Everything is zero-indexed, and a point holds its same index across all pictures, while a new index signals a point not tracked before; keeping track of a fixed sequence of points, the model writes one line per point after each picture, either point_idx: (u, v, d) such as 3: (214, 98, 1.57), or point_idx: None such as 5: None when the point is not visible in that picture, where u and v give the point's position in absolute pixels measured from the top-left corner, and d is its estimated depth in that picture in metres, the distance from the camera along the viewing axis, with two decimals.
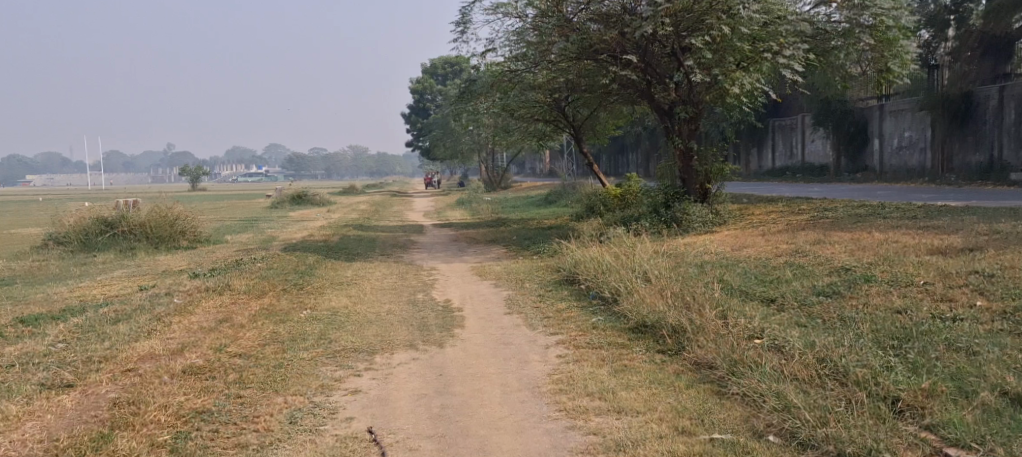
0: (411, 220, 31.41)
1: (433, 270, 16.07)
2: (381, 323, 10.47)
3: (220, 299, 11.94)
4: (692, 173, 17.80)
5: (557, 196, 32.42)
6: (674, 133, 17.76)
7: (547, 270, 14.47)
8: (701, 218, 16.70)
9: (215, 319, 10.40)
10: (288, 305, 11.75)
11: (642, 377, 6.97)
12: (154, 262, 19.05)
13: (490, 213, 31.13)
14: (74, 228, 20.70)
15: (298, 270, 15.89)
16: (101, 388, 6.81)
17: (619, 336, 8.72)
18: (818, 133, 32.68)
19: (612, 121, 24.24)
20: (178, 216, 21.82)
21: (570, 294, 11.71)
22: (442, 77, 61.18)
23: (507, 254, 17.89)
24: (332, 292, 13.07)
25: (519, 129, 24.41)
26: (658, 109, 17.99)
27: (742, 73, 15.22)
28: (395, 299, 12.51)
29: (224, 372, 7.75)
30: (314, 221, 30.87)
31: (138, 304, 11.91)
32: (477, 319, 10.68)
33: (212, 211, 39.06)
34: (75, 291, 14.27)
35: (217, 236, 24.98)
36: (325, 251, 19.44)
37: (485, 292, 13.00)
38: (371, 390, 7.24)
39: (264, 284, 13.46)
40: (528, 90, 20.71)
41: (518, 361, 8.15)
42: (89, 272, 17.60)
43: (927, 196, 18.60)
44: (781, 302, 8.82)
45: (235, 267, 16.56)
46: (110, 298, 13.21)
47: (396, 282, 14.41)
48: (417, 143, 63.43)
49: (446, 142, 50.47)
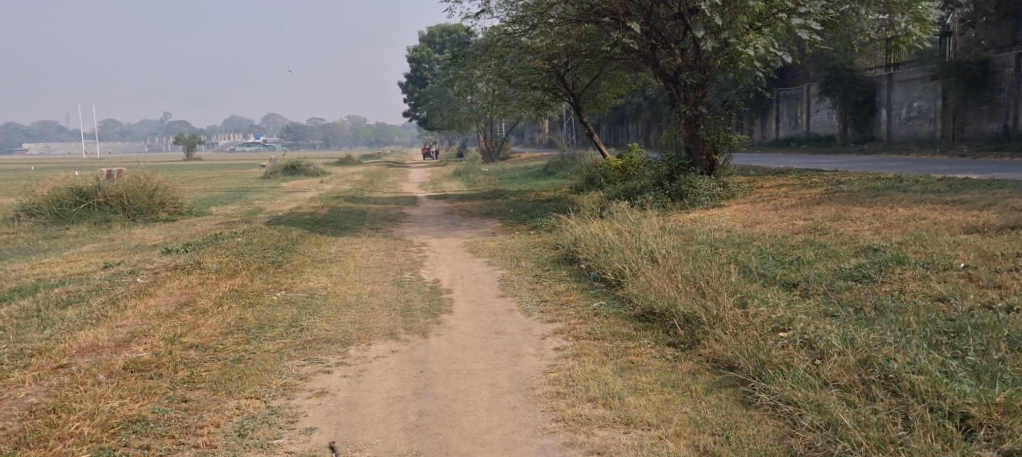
0: (405, 191, 30.38)
1: (423, 246, 15.11)
2: (361, 307, 9.54)
3: (186, 279, 10.99)
4: (698, 143, 16.79)
5: (556, 168, 31.43)
6: (679, 100, 16.80)
7: (544, 247, 13.50)
8: (708, 191, 15.70)
9: (177, 303, 9.46)
10: (261, 286, 10.80)
11: (653, 377, 6.02)
12: (128, 235, 18.14)
13: (487, 184, 30.17)
14: (47, 200, 19.71)
15: (279, 245, 14.97)
16: (21, 391, 6.14)
17: (624, 325, 7.76)
18: (824, 103, 31.58)
19: (613, 89, 23.18)
20: (157, 186, 20.81)
21: (569, 275, 10.76)
22: (439, 45, 60.00)
23: (502, 229, 16.89)
24: (311, 271, 12.16)
25: (515, 97, 23.38)
26: (663, 75, 16.97)
27: (756, 35, 14.09)
28: (379, 279, 11.56)
29: (174, 369, 6.89)
30: (304, 193, 29.85)
31: (97, 285, 10.95)
32: (466, 303, 9.71)
33: (202, 181, 38.09)
34: (37, 269, 13.36)
35: (200, 208, 23.97)
36: (310, 224, 18.48)
37: (476, 271, 12.03)
38: (340, 392, 6.34)
39: (238, 261, 12.50)
40: (526, 54, 19.64)
41: (511, 355, 7.19)
42: (58, 246, 16.69)
43: (945, 169, 17.61)
44: (804, 287, 7.85)
45: (212, 242, 15.58)
46: (70, 277, 12.25)
47: (382, 260, 13.44)
48: (414, 113, 62.38)
49: (444, 111, 49.43)
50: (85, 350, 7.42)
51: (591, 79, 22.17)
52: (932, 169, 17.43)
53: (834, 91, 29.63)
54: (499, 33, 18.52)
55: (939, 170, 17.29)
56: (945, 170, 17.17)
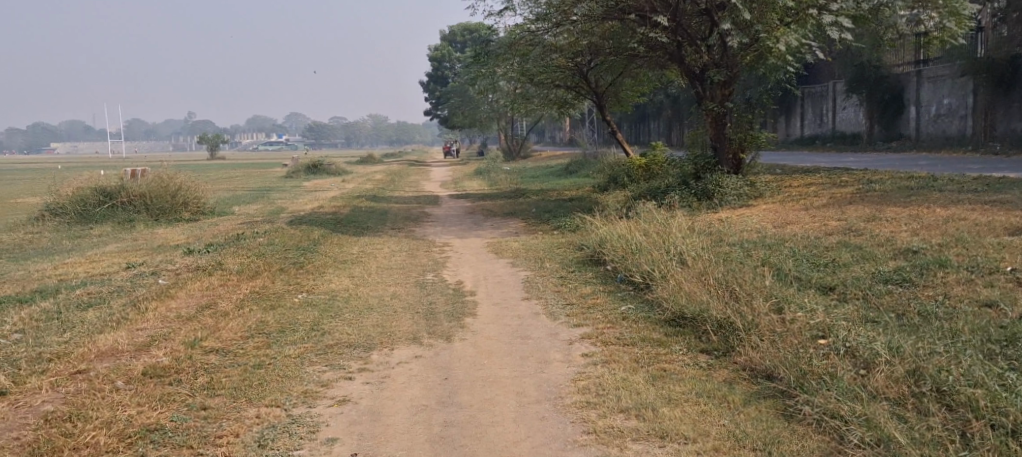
0: (427, 190, 30.24)
1: (445, 247, 14.92)
2: (383, 310, 9.35)
3: (208, 280, 10.85)
4: (725, 141, 16.50)
5: (578, 167, 31.18)
6: (706, 98, 16.53)
7: (568, 247, 13.28)
8: (735, 191, 15.42)
9: (198, 305, 9.30)
10: (282, 288, 10.64)
11: (687, 387, 5.81)
12: (151, 235, 18.08)
13: (508, 183, 29.96)
14: (71, 199, 19.70)
15: (300, 245, 14.83)
16: (37, 399, 5.98)
17: (653, 330, 7.52)
18: (851, 100, 31.09)
19: (636, 87, 22.91)
20: (180, 186, 20.72)
21: (595, 277, 10.52)
22: (460, 44, 59.84)
23: (526, 229, 16.68)
24: (333, 272, 12.00)
25: (538, 96, 23.15)
26: (689, 73, 16.69)
27: (787, 30, 13.82)
28: (401, 281, 11.36)
29: (194, 374, 6.71)
30: (326, 192, 29.79)
31: (118, 286, 10.84)
32: (490, 306, 9.50)
33: (225, 181, 38.15)
34: (59, 269, 13.28)
35: (223, 207, 23.92)
36: (332, 224, 18.35)
37: (500, 272, 11.82)
38: (362, 400, 6.15)
39: (259, 262, 12.35)
40: (550, 52, 19.43)
41: (537, 362, 6.98)
42: (81, 246, 16.65)
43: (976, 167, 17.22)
44: (841, 291, 7.58)
45: (233, 242, 15.48)
46: (92, 277, 12.19)
47: (405, 261, 13.26)
48: (435, 112, 62.28)
49: (465, 110, 49.29)
50: (104, 354, 7.25)
51: (614, 77, 21.91)
52: (963, 167, 17.03)
53: (861, 88, 29.16)
54: (522, 31, 18.32)
55: (972, 169, 16.89)
56: (978, 169, 16.77)
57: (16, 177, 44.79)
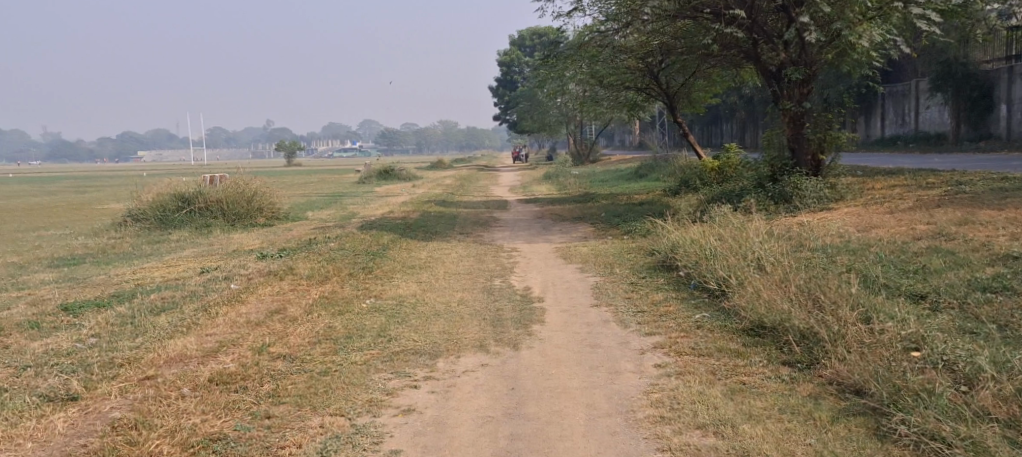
0: (496, 195, 30.16)
1: (514, 251, 14.75)
2: (451, 316, 9.21)
3: (278, 285, 10.85)
4: (804, 142, 16.01)
5: (648, 170, 30.73)
6: (783, 98, 16.09)
7: (639, 252, 12.99)
8: (815, 193, 14.94)
9: (267, 310, 9.25)
10: (351, 293, 10.57)
11: (768, 402, 5.59)
12: (226, 240, 18.33)
13: (578, 187, 29.68)
14: (152, 205, 20.12)
15: (370, 250, 14.81)
16: (105, 404, 5.98)
17: (730, 341, 7.27)
18: (934, 99, 30.02)
19: (709, 88, 22.44)
20: (256, 192, 21.14)
21: (668, 283, 10.23)
22: (530, 49, 59.73)
23: (596, 233, 16.42)
24: (401, 277, 11.91)
25: (608, 99, 22.85)
26: (765, 72, 16.26)
27: (870, 25, 13.41)
28: (470, 286, 11.22)
29: (260, 381, 6.63)
30: (397, 197, 29.95)
31: (192, 290, 10.91)
32: (559, 313, 9.29)
33: (298, 186, 38.68)
34: (138, 274, 13.48)
35: (297, 212, 24.18)
36: (402, 229, 18.34)
37: (569, 278, 11.61)
38: (427, 410, 6.01)
39: (329, 267, 12.34)
40: (619, 53, 19.16)
41: (608, 372, 6.75)
42: (160, 250, 16.95)
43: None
44: (934, 300, 7.19)
45: (305, 247, 15.56)
46: (168, 282, 12.34)
47: (473, 266, 13.12)
48: (504, 117, 62.31)
49: (535, 115, 49.23)
50: (173, 360, 7.14)
51: (686, 78, 21.51)
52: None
53: (945, 87, 28.14)
54: (592, 32, 18.10)
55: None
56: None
57: (100, 185, 46.16)
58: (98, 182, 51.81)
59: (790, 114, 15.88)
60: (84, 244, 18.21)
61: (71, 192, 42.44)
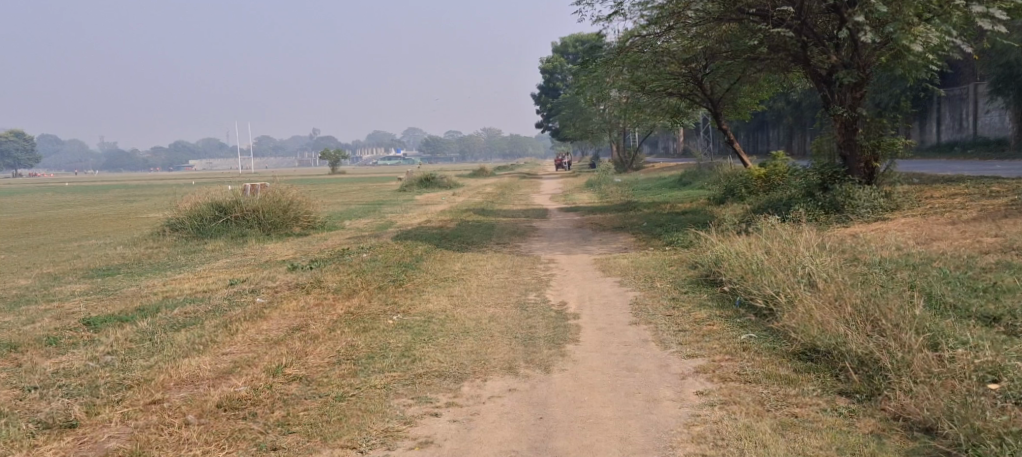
0: (536, 203, 29.66)
1: (551, 263, 14.23)
2: (479, 334, 8.72)
3: (304, 299, 10.46)
4: (856, 149, 15.36)
5: (693, 178, 30.04)
6: (834, 102, 15.41)
7: (681, 264, 12.43)
8: (868, 203, 14.27)
9: (288, 327, 8.81)
10: (378, 308, 10.14)
11: (826, 441, 5.15)
12: (261, 250, 18.05)
13: (620, 196, 29.08)
14: (190, 214, 19.94)
15: (403, 261, 14.40)
16: (104, 434, 5.64)
17: (780, 367, 6.72)
18: (994, 103, 28.91)
19: (755, 94, 21.76)
20: (292, 201, 20.93)
21: (712, 299, 9.68)
22: (572, 56, 59.19)
23: (636, 244, 15.84)
24: (431, 291, 11.48)
25: (650, 105, 22.27)
26: (816, 76, 15.68)
27: (928, 26, 12.77)
28: (501, 301, 10.71)
29: (271, 407, 6.21)
30: (436, 205, 29.56)
31: (216, 303, 10.53)
32: (594, 331, 8.76)
33: (339, 194, 38.48)
34: (167, 284, 13.18)
35: (333, 221, 23.88)
36: (439, 239, 17.92)
37: (607, 292, 11.06)
38: (446, 443, 5.59)
39: (358, 280, 11.93)
40: (661, 58, 18.60)
41: (644, 399, 6.22)
42: (194, 261, 16.71)
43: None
44: (1009, 322, 6.80)
45: (338, 258, 15.19)
46: (195, 293, 11.82)
47: (508, 279, 12.61)
48: (546, 124, 61.84)
49: (578, 122, 48.75)
50: (184, 382, 6.70)
51: (731, 84, 20.83)
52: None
53: (1007, 90, 27.02)
54: (633, 36, 17.55)
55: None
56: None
57: (144, 194, 46.43)
58: (144, 191, 52.33)
59: (842, 119, 15.23)
60: (119, 254, 18.05)
61: (115, 201, 42.78)
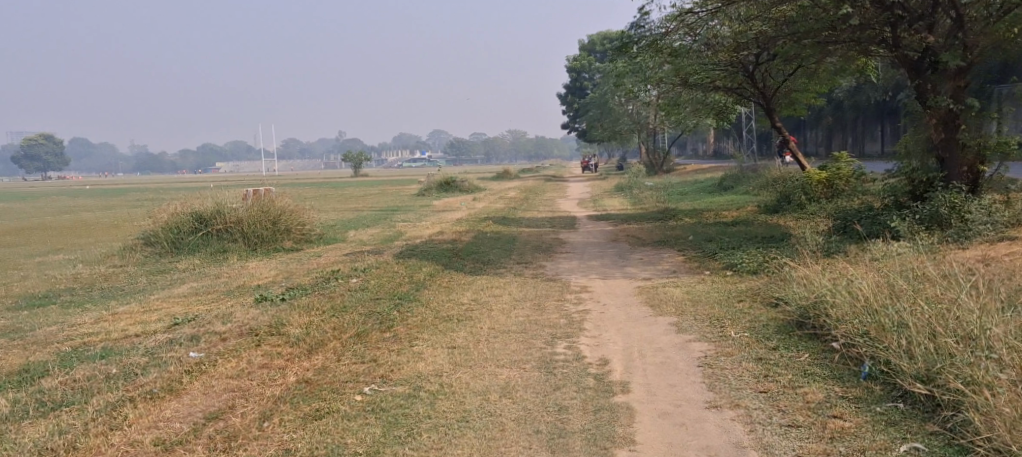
0: (563, 210, 26.49)
1: (583, 293, 11.23)
2: (482, 427, 5.87)
3: (249, 359, 7.59)
4: (956, 149, 12.19)
5: (735, 182, 26.91)
6: (927, 92, 12.32)
7: (755, 301, 9.43)
8: (985, 215, 11.11)
9: (200, 417, 6.08)
10: (346, 372, 7.27)
11: None
12: (239, 271, 15.24)
13: (655, 201, 26.04)
14: (164, 226, 17.08)
15: (398, 291, 11.48)
16: None
17: None
18: None
19: (814, 88, 18.65)
20: (283, 211, 18.05)
21: (817, 363, 6.71)
22: (600, 54, 56.14)
23: (687, 266, 12.91)
24: (427, 340, 8.57)
25: (691, 100, 19.19)
26: (906, 61, 12.57)
27: None
28: (520, 359, 7.76)
29: None
30: (453, 213, 26.50)
31: (129, 361, 7.69)
32: (656, 420, 5.87)
33: (352, 200, 35.65)
34: (97, 322, 10.34)
35: (335, 232, 21.00)
36: (447, 258, 15.01)
37: (662, 344, 8.09)
38: None
39: (332, 323, 9.04)
40: (711, 45, 15.51)
41: None
42: (154, 286, 13.93)
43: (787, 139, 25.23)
44: None
45: (321, 285, 12.32)
46: (120, 341, 9.00)
47: (529, 320, 9.62)
48: (573, 125, 58.75)
49: (605, 122, 45.56)
50: None
51: (788, 74, 17.64)
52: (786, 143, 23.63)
53: None
54: (676, 20, 14.56)
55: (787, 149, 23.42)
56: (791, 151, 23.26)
57: (148, 199, 43.67)
58: (151, 195, 49.72)
59: (941, 112, 12.13)
60: (74, 275, 15.32)
61: (119, 206, 40.20)
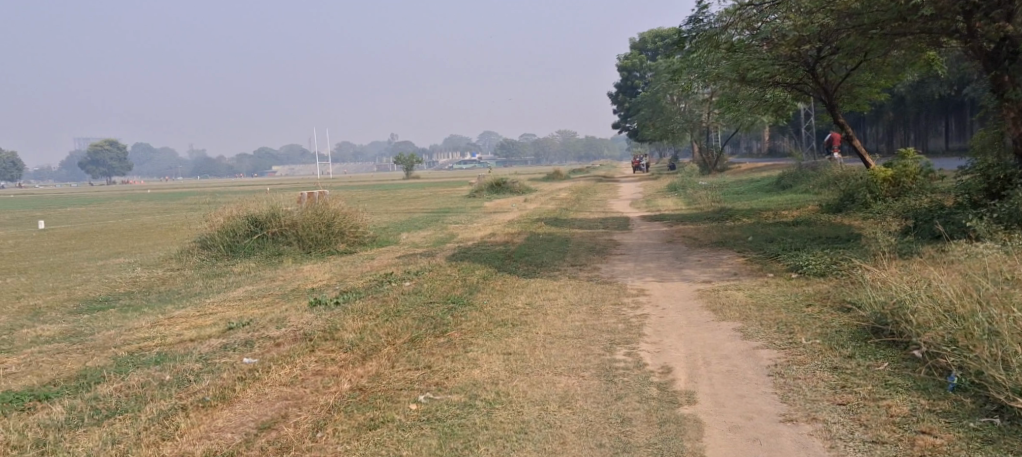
0: (616, 211, 26.10)
1: (642, 297, 10.91)
2: (542, 440, 5.64)
3: (302, 365, 7.44)
4: None
5: (793, 180, 26.26)
6: (1005, 86, 11.78)
7: (824, 305, 9.02)
8: None
9: (253, 426, 5.95)
10: (401, 379, 7.07)
11: None
12: (293, 274, 15.20)
13: (710, 201, 25.52)
14: (220, 229, 17.14)
15: (452, 294, 11.28)
16: None
17: None
18: None
19: (878, 82, 18.03)
20: (337, 214, 18.00)
21: (897, 373, 6.34)
22: (652, 53, 55.51)
23: (748, 267, 12.51)
24: (482, 346, 8.34)
25: (749, 97, 18.70)
26: (981, 52, 11.99)
27: None
28: (579, 366, 7.49)
29: None
30: (506, 214, 26.28)
31: (183, 367, 7.59)
32: (726, 434, 5.57)
33: (405, 202, 35.64)
34: (154, 327, 10.31)
35: (388, 235, 20.93)
36: (501, 261, 14.79)
37: (728, 350, 7.75)
38: None
39: (386, 328, 8.86)
40: (771, 39, 15.03)
41: None
42: (210, 289, 13.95)
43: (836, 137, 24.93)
44: None
45: (375, 288, 12.18)
46: (175, 346, 8.92)
47: (587, 325, 9.33)
48: (625, 125, 58.20)
49: (658, 120, 44.98)
50: None
51: (850, 68, 17.07)
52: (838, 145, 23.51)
53: None
54: (734, 14, 14.13)
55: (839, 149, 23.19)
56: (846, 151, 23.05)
57: (206, 203, 44.28)
58: (207, 199, 50.39)
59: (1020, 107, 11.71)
60: (132, 278, 15.43)
61: (177, 210, 40.77)
